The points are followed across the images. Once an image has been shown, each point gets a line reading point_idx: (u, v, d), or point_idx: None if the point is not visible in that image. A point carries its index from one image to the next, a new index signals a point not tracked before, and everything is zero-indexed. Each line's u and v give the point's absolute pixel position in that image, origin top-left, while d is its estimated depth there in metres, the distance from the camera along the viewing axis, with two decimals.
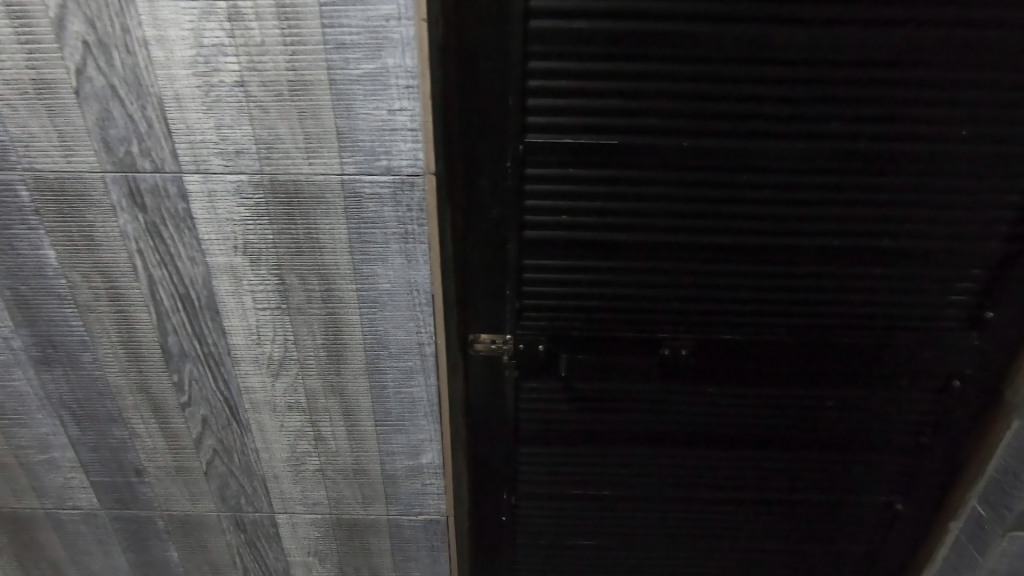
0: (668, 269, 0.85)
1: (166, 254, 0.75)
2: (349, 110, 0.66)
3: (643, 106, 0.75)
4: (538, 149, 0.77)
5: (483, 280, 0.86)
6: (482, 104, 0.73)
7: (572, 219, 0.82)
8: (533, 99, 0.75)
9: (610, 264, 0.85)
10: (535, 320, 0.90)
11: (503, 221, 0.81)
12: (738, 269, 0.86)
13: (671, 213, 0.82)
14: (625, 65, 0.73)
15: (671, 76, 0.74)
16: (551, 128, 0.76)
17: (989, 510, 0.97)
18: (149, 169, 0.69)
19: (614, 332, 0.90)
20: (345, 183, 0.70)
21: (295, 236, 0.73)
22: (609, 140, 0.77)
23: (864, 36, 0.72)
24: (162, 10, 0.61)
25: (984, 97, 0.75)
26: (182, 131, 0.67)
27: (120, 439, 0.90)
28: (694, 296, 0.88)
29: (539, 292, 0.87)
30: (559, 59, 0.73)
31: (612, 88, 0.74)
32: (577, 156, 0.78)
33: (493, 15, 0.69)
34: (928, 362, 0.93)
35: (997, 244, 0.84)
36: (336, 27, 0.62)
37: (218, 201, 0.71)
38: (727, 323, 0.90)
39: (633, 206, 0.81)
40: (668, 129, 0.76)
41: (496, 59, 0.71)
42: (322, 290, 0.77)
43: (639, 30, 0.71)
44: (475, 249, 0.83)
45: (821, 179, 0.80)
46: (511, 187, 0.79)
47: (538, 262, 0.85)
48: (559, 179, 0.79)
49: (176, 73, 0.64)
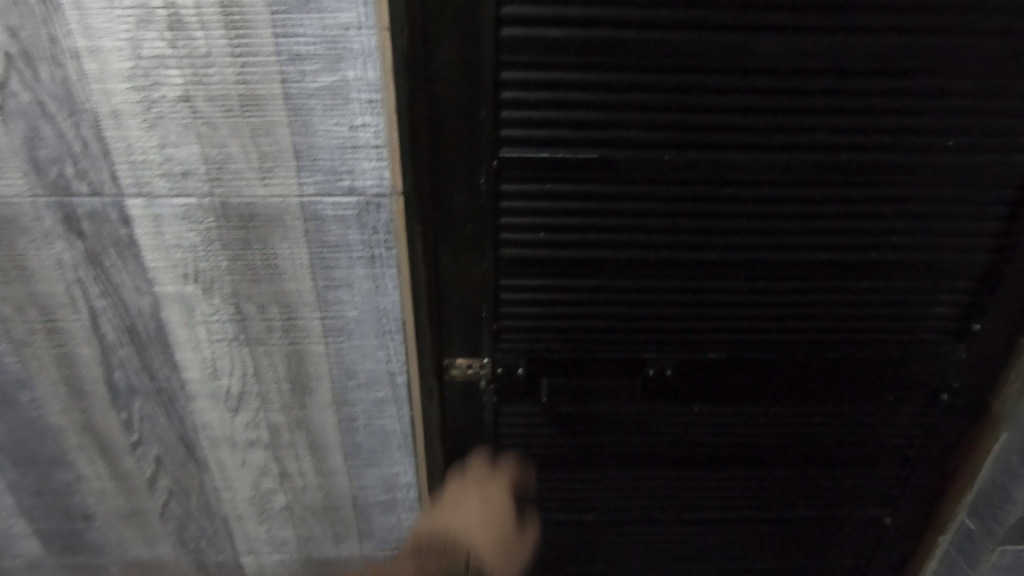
0: (652, 287, 0.82)
1: (109, 284, 0.68)
2: (307, 126, 0.61)
3: (622, 118, 0.71)
4: (513, 163, 0.73)
5: (458, 302, 0.81)
6: (452, 116, 0.69)
7: (550, 236, 0.78)
8: (506, 112, 0.70)
9: (591, 283, 0.81)
10: (513, 343, 0.85)
11: (477, 240, 0.77)
12: (724, 286, 0.82)
13: (654, 229, 0.78)
14: (602, 76, 0.69)
15: (653, 86, 0.70)
16: (526, 142, 0.72)
17: (978, 524, 0.96)
18: (85, 192, 0.63)
19: (597, 353, 0.86)
20: (305, 205, 0.65)
21: (251, 262, 0.68)
22: (587, 154, 0.73)
23: (849, 44, 0.69)
24: (94, 18, 0.55)
25: (970, 106, 0.73)
26: (122, 150, 0.61)
27: (65, 482, 0.83)
28: (680, 314, 0.84)
29: (517, 314, 0.82)
30: (535, 69, 0.68)
31: (590, 100, 0.70)
32: (554, 171, 0.74)
33: (462, 23, 0.65)
34: (917, 375, 0.92)
35: (985, 256, 0.82)
36: (290, 37, 0.57)
37: (165, 226, 0.65)
38: (713, 341, 0.87)
39: (613, 222, 0.77)
40: (650, 141, 0.73)
41: (466, 69, 0.67)
42: (283, 319, 0.72)
43: (617, 37, 0.67)
44: (448, 269, 0.78)
45: (807, 192, 0.77)
46: (485, 204, 0.75)
47: (515, 283, 0.80)
48: (536, 195, 0.75)
49: (113, 87, 0.58)
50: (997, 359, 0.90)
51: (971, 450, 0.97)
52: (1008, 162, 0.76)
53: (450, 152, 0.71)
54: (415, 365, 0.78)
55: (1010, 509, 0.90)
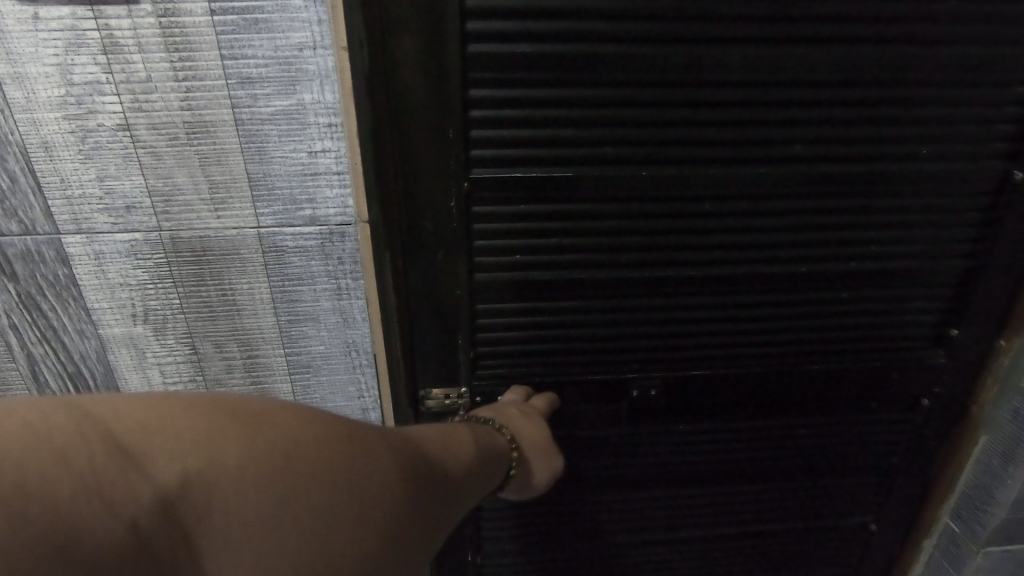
0: (633, 306, 0.79)
1: (48, 329, 0.63)
2: (261, 154, 0.56)
3: (597, 135, 0.69)
4: (486, 184, 0.69)
5: (432, 329, 0.77)
6: (420, 137, 0.66)
7: (526, 259, 0.74)
8: (476, 131, 0.67)
9: (571, 304, 0.78)
10: (492, 370, 0.81)
11: (451, 266, 0.73)
12: (706, 302, 0.80)
13: (632, 246, 0.76)
14: (575, 90, 0.66)
15: (627, 101, 0.67)
16: (498, 161, 0.68)
17: (962, 527, 0.95)
18: (16, 231, 0.57)
19: (579, 376, 0.83)
20: (262, 237, 0.60)
21: (207, 300, 0.63)
22: (561, 171, 0.70)
23: (824, 55, 0.68)
24: (17, 42, 0.50)
25: (943, 115, 0.72)
26: (55, 184, 0.56)
27: None
28: (663, 333, 0.82)
29: (494, 339, 0.79)
30: (504, 86, 0.65)
31: (564, 116, 0.67)
32: (529, 191, 0.70)
33: (427, 38, 0.61)
34: (898, 382, 0.91)
35: (960, 262, 0.82)
36: (239, 59, 0.53)
37: (108, 264, 0.60)
38: (697, 358, 0.85)
39: (592, 241, 0.74)
40: (626, 157, 0.70)
41: (432, 87, 0.63)
42: (245, 357, 0.67)
43: (589, 51, 0.64)
44: (420, 296, 0.75)
45: (785, 204, 0.76)
46: (457, 228, 0.71)
47: (492, 309, 0.77)
48: (510, 218, 0.72)
49: (42, 117, 0.53)
50: (974, 363, 0.90)
51: (951, 453, 0.97)
52: (981, 169, 0.76)
53: (417, 176, 0.68)
54: (390, 398, 0.74)
55: (992, 512, 0.90)
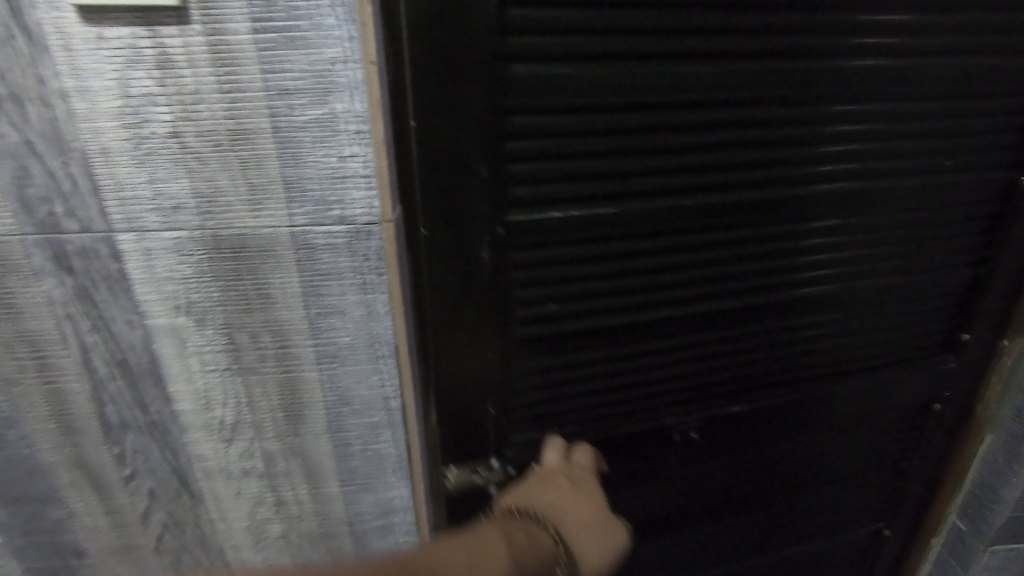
0: (654, 331, 0.83)
1: (100, 319, 0.68)
2: (296, 158, 0.62)
3: (620, 167, 0.72)
4: (519, 226, 0.73)
5: (465, 368, 0.80)
6: (456, 176, 0.68)
7: (556, 295, 0.78)
8: (508, 169, 0.70)
9: (598, 334, 0.82)
10: (523, 403, 0.84)
11: (488, 311, 0.77)
12: (721, 320, 0.85)
13: (653, 275, 0.80)
14: (600, 121, 0.69)
15: (644, 133, 0.71)
16: (529, 199, 0.72)
17: (969, 525, 1.02)
18: (75, 229, 0.63)
19: (605, 404, 0.87)
20: (296, 235, 0.65)
21: (243, 293, 0.68)
22: (588, 208, 0.74)
23: (824, 75, 0.73)
24: (82, 59, 0.56)
25: (953, 129, 0.80)
26: (112, 187, 0.62)
27: (56, 520, 0.82)
28: (677, 355, 0.86)
29: (526, 375, 0.82)
30: (533, 118, 0.68)
31: (589, 149, 0.70)
32: (557, 229, 0.74)
33: (459, 74, 0.64)
34: (903, 381, 0.97)
35: (961, 268, 0.89)
36: (278, 73, 0.58)
37: (156, 259, 0.65)
38: (714, 375, 0.89)
39: (615, 274, 0.79)
40: (647, 189, 0.74)
41: (464, 124, 0.66)
42: (276, 348, 0.72)
43: (612, 79, 0.67)
44: (453, 334, 0.77)
45: (791, 226, 0.81)
46: (491, 270, 0.75)
47: (524, 342, 0.80)
48: (536, 262, 0.76)
49: (102, 125, 0.59)
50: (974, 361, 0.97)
51: (956, 452, 1.03)
52: (981, 183, 0.84)
53: (450, 225, 0.71)
54: (411, 402, 0.78)
55: (998, 510, 0.96)
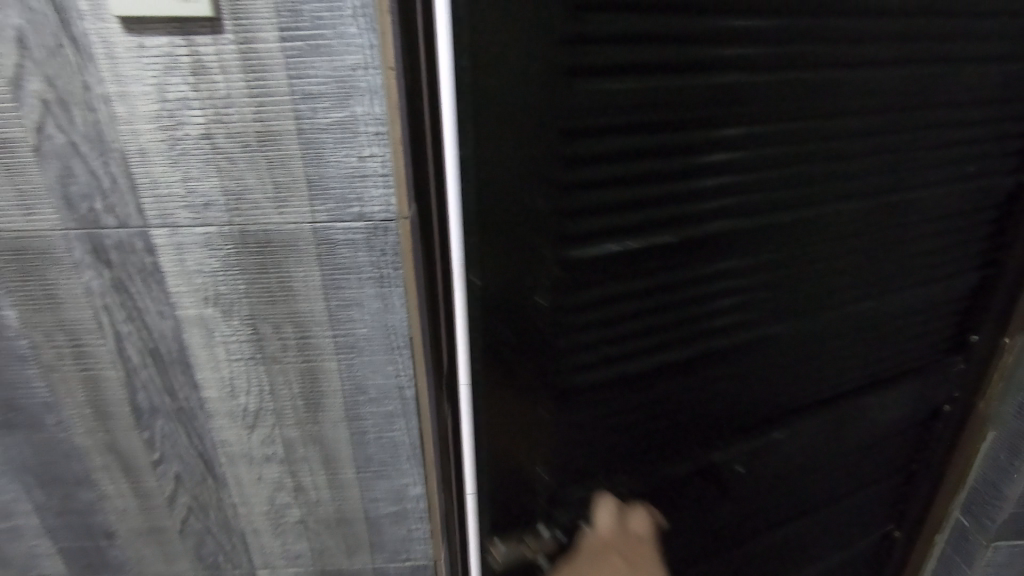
0: (682, 318, 0.89)
1: (134, 309, 0.73)
2: (319, 158, 0.66)
3: (656, 165, 0.76)
4: (573, 226, 0.75)
5: (523, 369, 0.81)
6: (519, 181, 0.70)
7: (604, 289, 0.81)
8: (567, 171, 0.72)
9: (635, 322, 0.86)
10: (574, 396, 0.87)
11: (540, 311, 0.79)
12: (741, 302, 0.92)
13: (684, 264, 0.85)
14: (638, 120, 0.73)
15: (680, 143, 0.76)
16: (584, 199, 0.74)
17: (973, 521, 1.17)
18: (113, 225, 0.68)
19: (641, 389, 0.92)
20: (317, 231, 0.69)
21: (267, 285, 0.72)
22: (631, 205, 0.77)
23: (829, 74, 0.81)
24: (124, 66, 0.61)
25: (979, 133, 0.95)
26: (148, 185, 0.66)
27: (88, 502, 0.86)
28: (699, 344, 0.93)
29: (576, 368, 0.85)
30: (588, 122, 0.70)
31: (630, 149, 0.74)
32: (605, 227, 0.77)
33: (520, 78, 0.65)
34: (892, 357, 1.10)
35: (967, 272, 1.07)
36: (303, 78, 0.62)
37: (187, 253, 0.70)
38: (733, 354, 0.96)
39: (653, 266, 0.83)
40: (678, 185, 0.79)
41: (527, 132, 0.68)
42: (298, 338, 0.76)
43: (650, 82, 0.71)
44: (513, 335, 0.79)
45: (798, 212, 0.89)
46: (549, 270, 0.76)
47: (574, 336, 0.83)
48: (589, 291, 0.81)
49: (140, 127, 0.63)
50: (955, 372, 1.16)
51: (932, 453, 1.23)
52: (982, 194, 1.01)
53: (506, 267, 0.74)
54: (424, 394, 0.81)
55: (1001, 506, 1.11)
